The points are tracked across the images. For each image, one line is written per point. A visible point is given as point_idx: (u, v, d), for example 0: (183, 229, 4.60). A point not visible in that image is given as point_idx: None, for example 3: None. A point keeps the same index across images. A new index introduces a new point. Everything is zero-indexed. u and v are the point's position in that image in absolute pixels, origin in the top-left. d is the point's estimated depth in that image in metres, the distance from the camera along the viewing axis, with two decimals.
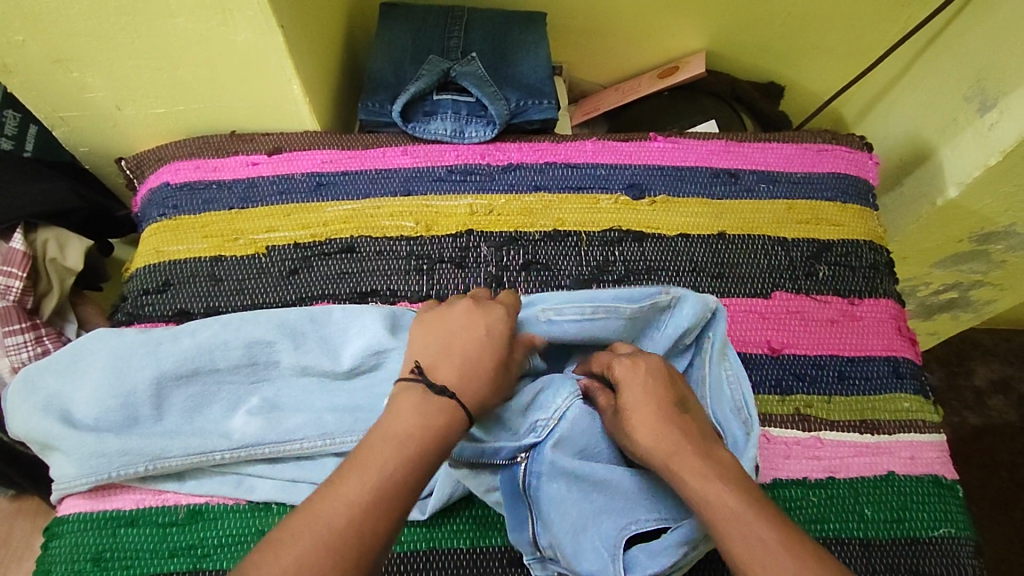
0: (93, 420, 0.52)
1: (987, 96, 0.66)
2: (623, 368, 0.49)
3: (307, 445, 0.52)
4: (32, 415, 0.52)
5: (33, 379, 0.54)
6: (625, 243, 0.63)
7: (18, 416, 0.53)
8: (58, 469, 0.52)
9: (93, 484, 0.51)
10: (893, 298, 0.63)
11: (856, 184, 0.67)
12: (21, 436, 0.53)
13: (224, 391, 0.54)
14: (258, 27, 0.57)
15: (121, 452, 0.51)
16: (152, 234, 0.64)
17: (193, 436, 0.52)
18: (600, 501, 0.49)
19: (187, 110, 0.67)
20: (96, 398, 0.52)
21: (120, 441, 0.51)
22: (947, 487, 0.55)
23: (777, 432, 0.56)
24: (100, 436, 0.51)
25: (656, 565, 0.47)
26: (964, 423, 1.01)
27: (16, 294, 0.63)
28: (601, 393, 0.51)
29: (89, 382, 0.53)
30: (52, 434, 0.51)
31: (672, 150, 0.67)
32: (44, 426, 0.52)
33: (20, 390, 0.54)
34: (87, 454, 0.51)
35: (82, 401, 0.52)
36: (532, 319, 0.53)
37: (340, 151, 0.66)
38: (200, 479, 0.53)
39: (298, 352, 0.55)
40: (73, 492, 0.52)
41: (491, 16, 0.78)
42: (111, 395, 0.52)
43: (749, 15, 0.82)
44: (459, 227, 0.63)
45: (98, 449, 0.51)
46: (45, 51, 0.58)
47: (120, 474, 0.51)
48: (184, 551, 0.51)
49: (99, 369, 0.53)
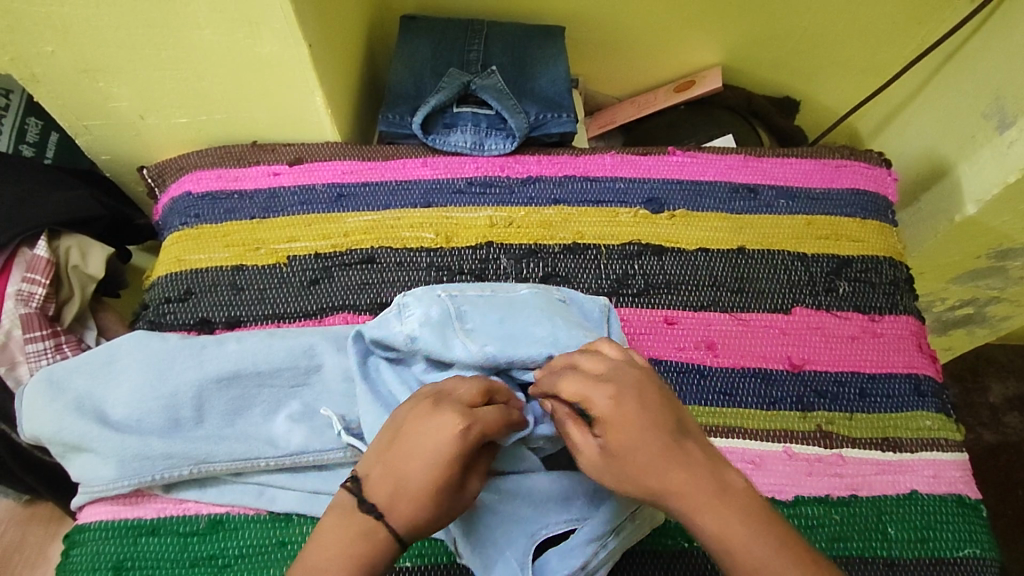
0: (133, 423, 0.52)
1: (1006, 113, 0.66)
2: (608, 403, 0.41)
3: (348, 453, 0.52)
4: (64, 419, 0.52)
5: (58, 379, 0.54)
6: (644, 257, 0.63)
7: (45, 417, 0.52)
8: (92, 473, 0.51)
9: (130, 488, 0.51)
10: (913, 315, 0.63)
11: (875, 201, 0.67)
12: (47, 438, 0.52)
13: (263, 395, 0.55)
14: (283, 39, 0.57)
15: (165, 456, 0.51)
16: (174, 243, 0.64)
17: (236, 439, 0.52)
18: (516, 511, 0.48)
19: (209, 121, 0.68)
20: (135, 399, 0.53)
21: (161, 445, 0.51)
22: (971, 506, 0.55)
23: (799, 449, 0.56)
24: (140, 438, 0.52)
25: (566, 568, 0.47)
26: (980, 440, 1.00)
27: (39, 301, 0.63)
28: (570, 426, 0.43)
29: (124, 384, 0.54)
30: (89, 438, 0.52)
31: (691, 165, 0.67)
32: (80, 429, 0.52)
33: (43, 390, 0.53)
34: (128, 456, 0.51)
35: (122, 403, 0.53)
36: (431, 293, 0.53)
37: (361, 163, 0.67)
38: (229, 488, 0.53)
39: (340, 355, 0.55)
40: (101, 497, 0.52)
41: (511, 30, 0.78)
42: (153, 397, 0.53)
43: (766, 29, 0.83)
44: (480, 238, 0.64)
45: (137, 452, 0.51)
46: (73, 61, 0.59)
47: (162, 477, 0.51)
48: (204, 561, 0.51)
49: (140, 372, 0.54)
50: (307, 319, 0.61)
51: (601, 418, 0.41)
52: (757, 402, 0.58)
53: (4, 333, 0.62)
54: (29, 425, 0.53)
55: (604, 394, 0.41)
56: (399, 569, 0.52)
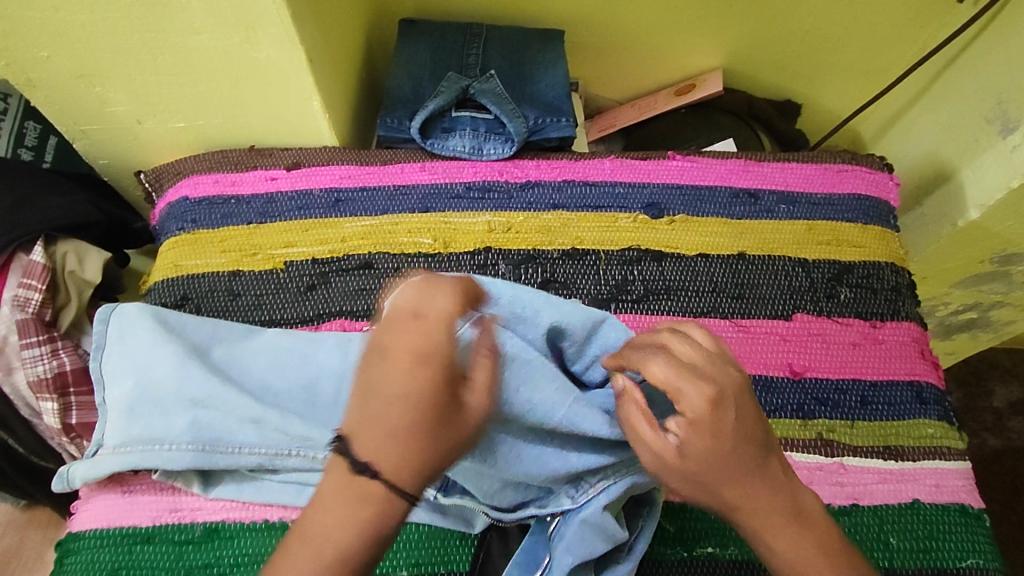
0: (270, 393, 0.54)
1: (1009, 118, 0.65)
2: (704, 405, 0.38)
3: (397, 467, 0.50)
4: (192, 370, 0.53)
5: (176, 329, 0.56)
6: (643, 262, 0.62)
7: (163, 366, 0.53)
8: (217, 434, 0.51)
9: (258, 457, 0.51)
10: (915, 321, 0.62)
11: (876, 206, 0.66)
12: (167, 390, 0.53)
13: None
14: (279, 44, 0.57)
15: (304, 436, 0.52)
16: (171, 248, 0.64)
17: None
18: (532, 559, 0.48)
19: (206, 125, 0.68)
20: (274, 372, 0.54)
21: (302, 425, 0.52)
22: (974, 516, 0.54)
23: (800, 457, 0.55)
24: (281, 414, 0.53)
25: None
26: (984, 445, 1.00)
27: (35, 307, 0.63)
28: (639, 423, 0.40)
29: (258, 360, 0.55)
30: (223, 397, 0.52)
31: (691, 170, 0.67)
32: (214, 387, 0.53)
33: (157, 333, 0.55)
34: (269, 427, 0.52)
35: (256, 373, 0.54)
36: None
37: (360, 167, 0.67)
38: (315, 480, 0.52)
39: None
40: (217, 466, 0.51)
41: (511, 33, 0.78)
42: (295, 376, 0.54)
43: (766, 32, 0.82)
44: (478, 244, 0.63)
45: (270, 425, 0.52)
46: (69, 66, 0.59)
47: (297, 455, 0.52)
48: (199, 570, 0.51)
49: (273, 337, 0.56)
50: (303, 325, 0.60)
51: (689, 418, 0.38)
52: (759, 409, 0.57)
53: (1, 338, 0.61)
54: (148, 372, 0.54)
55: (699, 394, 0.38)
56: None
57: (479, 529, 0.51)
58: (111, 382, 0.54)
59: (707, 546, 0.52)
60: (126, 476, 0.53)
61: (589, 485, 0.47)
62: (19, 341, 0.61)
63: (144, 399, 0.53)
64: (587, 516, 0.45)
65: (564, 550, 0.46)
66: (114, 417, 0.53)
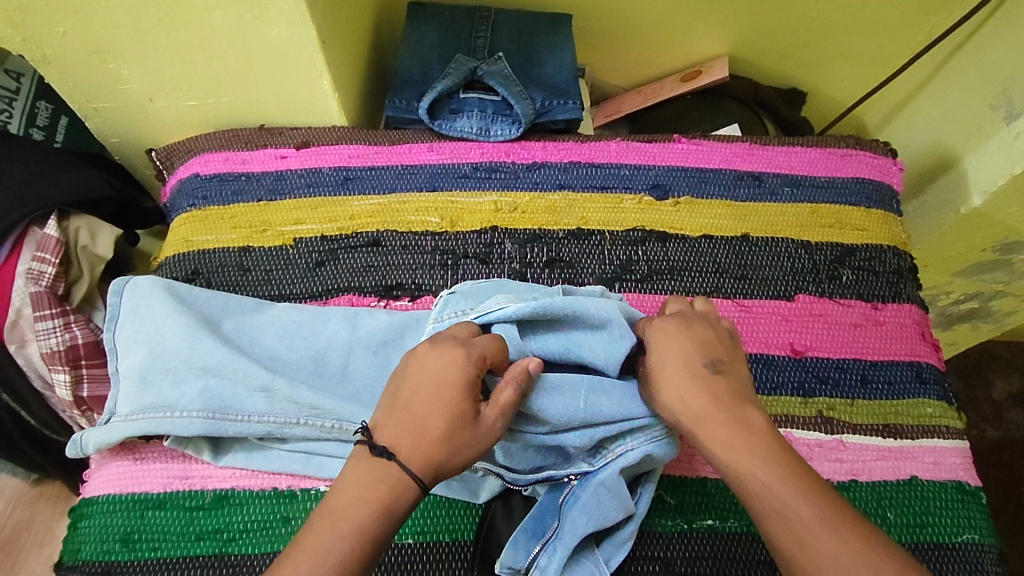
0: (279, 362, 0.56)
1: (1014, 105, 0.65)
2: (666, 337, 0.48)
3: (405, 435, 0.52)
4: (204, 340, 0.55)
5: (188, 300, 0.57)
6: (648, 243, 0.63)
7: (174, 335, 0.55)
8: (227, 402, 0.52)
9: (267, 425, 0.52)
10: (916, 304, 0.63)
11: (880, 190, 0.67)
12: (179, 359, 0.54)
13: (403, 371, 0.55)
14: (292, 23, 0.58)
15: (312, 405, 0.53)
16: (183, 224, 0.65)
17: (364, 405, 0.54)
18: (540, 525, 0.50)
19: (217, 103, 0.69)
20: (284, 343, 0.56)
21: (311, 394, 0.53)
22: (971, 493, 0.55)
23: (800, 433, 0.56)
24: (289, 382, 0.54)
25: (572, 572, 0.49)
26: (982, 436, 1.00)
27: (48, 280, 0.64)
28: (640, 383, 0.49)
29: (269, 331, 0.57)
30: (233, 365, 0.54)
31: (696, 152, 0.68)
32: (225, 356, 0.54)
33: (168, 304, 0.56)
34: (278, 396, 0.53)
35: (267, 344, 0.56)
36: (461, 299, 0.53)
37: (369, 147, 0.67)
38: (322, 448, 0.53)
39: None
40: (225, 434, 0.52)
41: (519, 17, 0.79)
42: (305, 347, 0.56)
43: (773, 20, 0.82)
44: (484, 223, 0.64)
45: (277, 393, 0.53)
46: (84, 42, 0.59)
47: (304, 424, 0.53)
48: (209, 535, 0.52)
49: (285, 310, 0.58)
50: (311, 300, 0.61)
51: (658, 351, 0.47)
52: (761, 386, 0.58)
53: (15, 310, 0.62)
54: (159, 341, 0.55)
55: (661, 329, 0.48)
56: (400, 546, 0.52)
57: (483, 499, 0.52)
58: (123, 352, 0.55)
59: (706, 519, 0.53)
60: (137, 444, 0.54)
61: (609, 450, 0.49)
62: (32, 313, 0.62)
63: (156, 368, 0.54)
64: (605, 478, 0.48)
65: (579, 512, 0.48)
66: (127, 386, 0.54)
